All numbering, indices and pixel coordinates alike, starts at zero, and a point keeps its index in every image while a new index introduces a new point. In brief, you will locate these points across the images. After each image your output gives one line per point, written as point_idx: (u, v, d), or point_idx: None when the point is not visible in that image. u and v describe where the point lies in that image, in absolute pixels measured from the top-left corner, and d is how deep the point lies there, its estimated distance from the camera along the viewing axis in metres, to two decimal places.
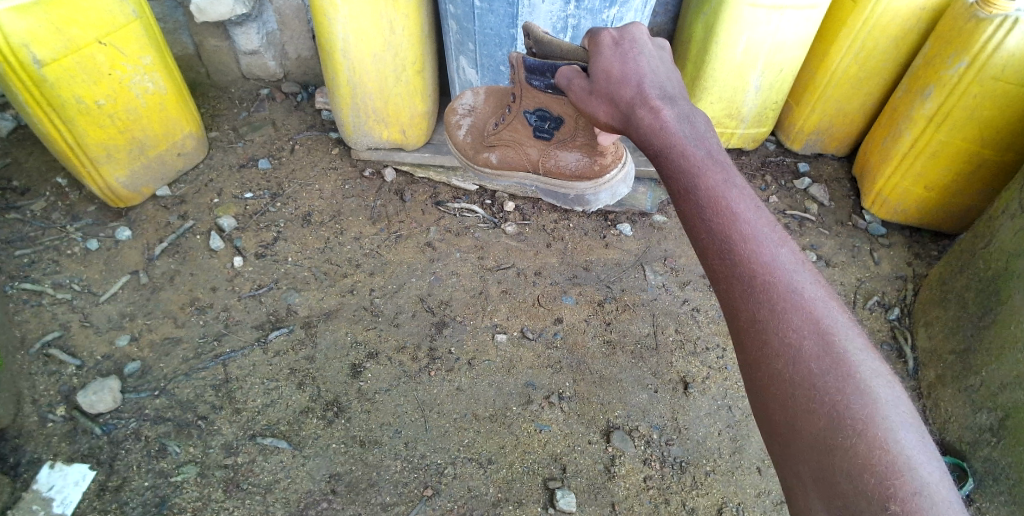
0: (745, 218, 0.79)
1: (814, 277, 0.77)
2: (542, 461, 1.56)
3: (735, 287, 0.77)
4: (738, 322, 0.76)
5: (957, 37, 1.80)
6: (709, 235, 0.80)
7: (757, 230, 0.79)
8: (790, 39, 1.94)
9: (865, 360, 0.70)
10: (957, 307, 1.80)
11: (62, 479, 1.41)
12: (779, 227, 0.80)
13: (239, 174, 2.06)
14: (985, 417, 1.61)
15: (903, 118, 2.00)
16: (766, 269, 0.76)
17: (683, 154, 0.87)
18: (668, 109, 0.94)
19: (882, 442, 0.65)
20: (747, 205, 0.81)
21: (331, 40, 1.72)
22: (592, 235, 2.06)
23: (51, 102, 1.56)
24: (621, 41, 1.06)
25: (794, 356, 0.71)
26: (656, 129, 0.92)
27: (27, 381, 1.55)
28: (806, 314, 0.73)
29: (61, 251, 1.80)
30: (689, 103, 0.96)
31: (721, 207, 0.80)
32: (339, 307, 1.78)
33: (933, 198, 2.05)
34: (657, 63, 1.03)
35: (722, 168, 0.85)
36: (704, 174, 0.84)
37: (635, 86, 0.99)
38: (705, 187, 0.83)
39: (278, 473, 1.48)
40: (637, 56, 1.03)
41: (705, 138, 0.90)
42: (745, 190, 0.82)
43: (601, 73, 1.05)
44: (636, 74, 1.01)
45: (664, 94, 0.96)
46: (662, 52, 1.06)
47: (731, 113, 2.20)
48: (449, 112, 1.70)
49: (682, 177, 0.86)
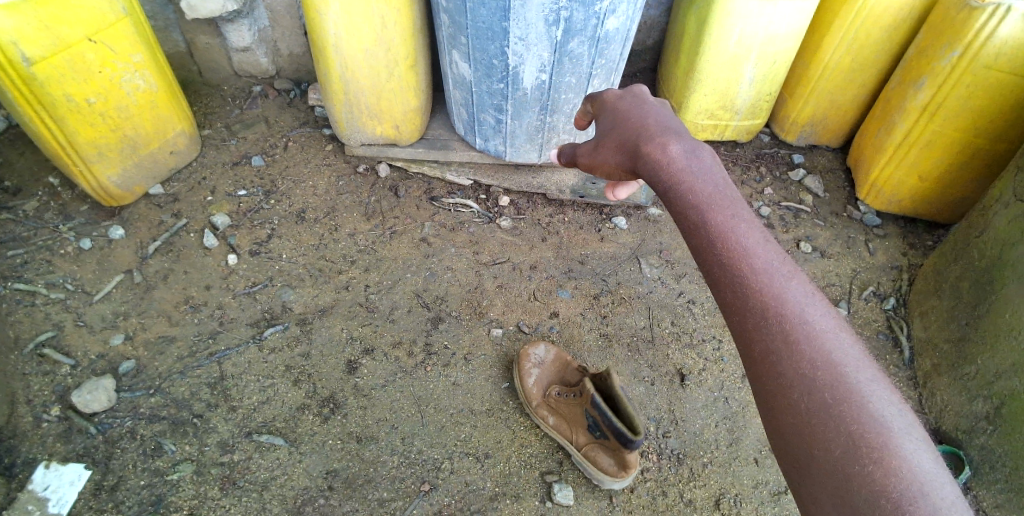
0: (756, 253, 0.83)
1: (826, 308, 0.80)
2: (539, 456, 1.57)
3: (748, 320, 0.80)
4: (753, 354, 0.79)
5: (950, 27, 1.79)
6: (721, 269, 0.83)
7: (767, 265, 0.82)
8: (783, 29, 1.94)
9: (876, 390, 0.73)
10: (952, 296, 1.80)
11: (57, 479, 1.40)
12: (789, 263, 0.84)
13: (232, 172, 2.05)
14: (981, 405, 1.62)
15: (897, 108, 2.00)
16: (777, 302, 0.79)
17: (693, 193, 0.91)
18: (675, 146, 0.97)
19: (896, 467, 0.67)
20: (757, 241, 0.84)
21: (322, 36, 1.71)
22: (587, 229, 2.05)
23: (41, 101, 1.55)
24: (625, 95, 1.12)
25: (807, 386, 0.74)
26: (664, 171, 0.95)
27: (21, 381, 1.54)
28: (818, 345, 0.76)
29: (54, 251, 1.79)
30: (697, 142, 0.99)
31: (732, 244, 0.84)
32: (334, 304, 1.78)
33: (928, 188, 2.05)
34: (665, 111, 1.07)
35: (733, 206, 0.88)
36: (712, 212, 0.87)
37: (640, 130, 1.02)
38: (714, 222, 0.87)
39: (274, 470, 1.47)
40: (644, 105, 1.08)
41: (712, 175, 0.92)
42: (756, 228, 0.86)
43: (609, 124, 1.10)
44: (641, 121, 1.04)
45: (670, 133, 1.00)
46: (664, 104, 1.10)
47: (725, 105, 2.20)
48: (520, 355, 1.66)
49: (694, 215, 0.89)
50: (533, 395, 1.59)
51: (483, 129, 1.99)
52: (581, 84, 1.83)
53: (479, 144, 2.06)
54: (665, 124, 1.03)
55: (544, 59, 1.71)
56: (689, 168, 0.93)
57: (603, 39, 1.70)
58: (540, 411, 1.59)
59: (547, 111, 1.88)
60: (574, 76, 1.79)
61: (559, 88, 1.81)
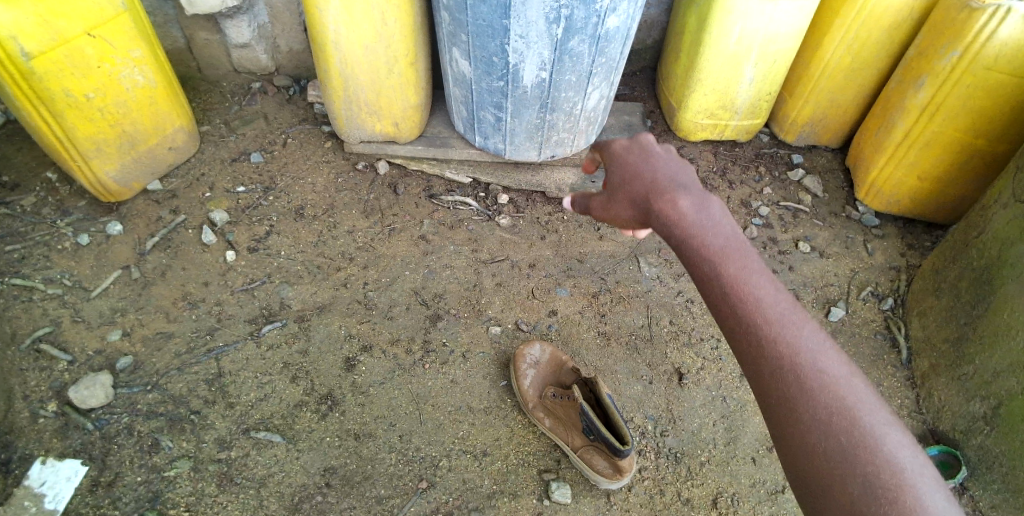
0: (768, 304, 0.84)
1: (836, 352, 0.81)
2: (537, 454, 1.57)
3: (763, 369, 0.81)
4: (769, 400, 0.81)
5: (950, 27, 1.79)
6: (735, 320, 0.84)
7: (779, 313, 0.83)
8: (783, 29, 1.94)
9: (889, 433, 0.74)
10: (950, 297, 1.80)
11: (54, 475, 1.40)
12: (800, 310, 0.85)
13: (231, 168, 2.05)
14: (979, 405, 1.62)
15: (896, 108, 2.00)
16: (790, 350, 0.80)
17: (704, 246, 0.90)
18: (684, 200, 0.96)
19: (913, 510, 0.68)
20: (768, 290, 0.85)
21: (322, 32, 1.71)
22: (586, 227, 2.05)
23: (39, 96, 1.54)
24: (631, 146, 1.11)
25: (822, 430, 0.76)
26: (676, 226, 0.94)
27: (17, 377, 1.53)
28: (831, 391, 0.77)
29: (51, 246, 1.79)
30: (705, 193, 0.99)
31: (745, 297, 0.84)
32: (332, 301, 1.77)
33: (927, 188, 2.05)
34: (673, 161, 1.05)
35: (744, 257, 0.89)
36: (723, 262, 0.88)
37: (651, 183, 1.02)
38: (726, 272, 0.87)
39: (272, 467, 1.47)
40: (652, 156, 1.07)
41: (723, 226, 0.93)
42: (767, 277, 0.87)
43: (617, 178, 1.08)
44: (650, 175, 1.03)
45: (679, 187, 0.99)
46: (671, 153, 1.08)
47: (724, 105, 2.20)
48: (515, 356, 1.66)
49: (706, 269, 0.88)
50: (529, 397, 1.59)
51: (482, 126, 1.99)
52: (581, 83, 1.83)
53: (479, 142, 2.06)
54: (672, 175, 1.02)
55: (544, 57, 1.70)
56: (699, 221, 0.93)
57: (603, 37, 1.70)
58: (536, 413, 1.59)
59: (547, 109, 1.88)
60: (574, 74, 1.78)
61: (559, 86, 1.81)
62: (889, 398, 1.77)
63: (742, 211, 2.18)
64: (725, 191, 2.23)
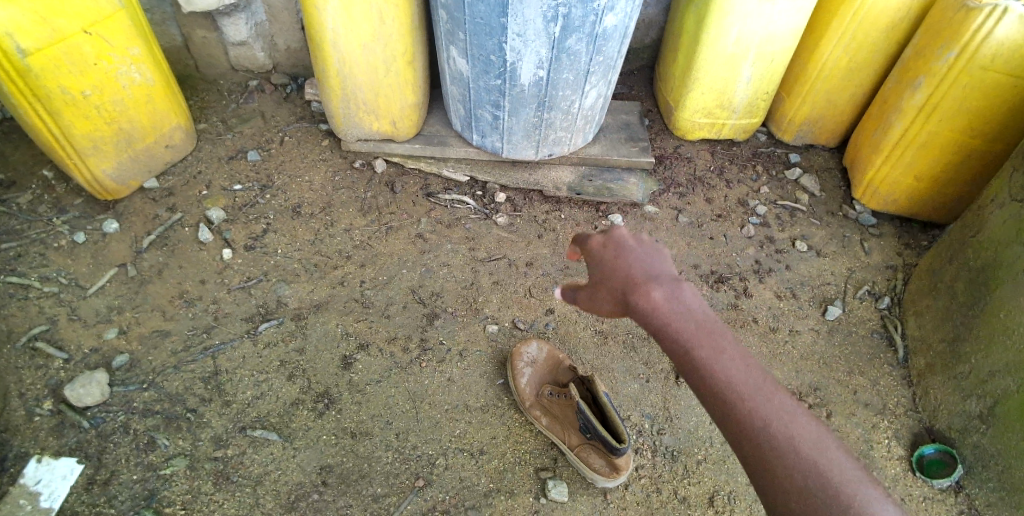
0: (741, 383, 0.88)
1: (805, 415, 0.87)
2: (533, 452, 1.57)
3: (744, 443, 0.86)
4: (751, 467, 0.86)
5: (947, 27, 1.80)
6: (714, 401, 0.89)
7: (752, 389, 0.88)
8: (781, 28, 1.94)
9: (860, 488, 0.80)
10: (947, 296, 1.81)
11: (50, 473, 1.40)
12: (770, 382, 0.89)
13: (228, 167, 2.04)
14: (975, 404, 1.63)
15: (893, 108, 2.00)
16: (764, 422, 0.85)
17: (680, 335, 0.93)
18: (658, 292, 0.97)
19: None
20: (738, 367, 0.90)
21: (320, 30, 1.71)
22: (584, 226, 2.05)
23: (36, 93, 1.54)
24: (602, 241, 1.07)
25: (801, 493, 0.81)
26: (653, 319, 0.95)
27: (14, 375, 1.53)
28: (804, 454, 0.83)
29: (47, 244, 1.79)
30: (676, 280, 0.99)
31: (720, 380, 0.89)
32: (329, 300, 1.77)
33: (923, 188, 2.05)
34: (646, 252, 1.03)
35: (717, 339, 0.92)
36: (697, 349, 0.91)
37: (627, 280, 1.00)
38: (700, 356, 0.91)
39: (268, 465, 1.47)
40: (625, 250, 1.04)
41: (695, 311, 0.95)
42: (739, 355, 0.91)
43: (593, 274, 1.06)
44: (625, 272, 1.01)
45: (652, 278, 0.99)
46: (644, 242, 1.04)
47: (722, 104, 2.20)
48: (512, 354, 1.67)
49: (684, 357, 0.92)
50: (525, 395, 1.60)
51: (480, 125, 1.99)
52: (579, 81, 1.83)
53: (476, 140, 2.06)
54: (643, 263, 1.02)
55: (542, 56, 1.71)
56: (674, 311, 0.94)
57: (601, 36, 1.70)
58: (533, 411, 1.59)
59: (545, 108, 1.88)
60: (571, 73, 1.79)
61: (556, 85, 1.81)
62: (886, 397, 1.78)
63: (739, 210, 2.18)
64: (722, 190, 2.23)
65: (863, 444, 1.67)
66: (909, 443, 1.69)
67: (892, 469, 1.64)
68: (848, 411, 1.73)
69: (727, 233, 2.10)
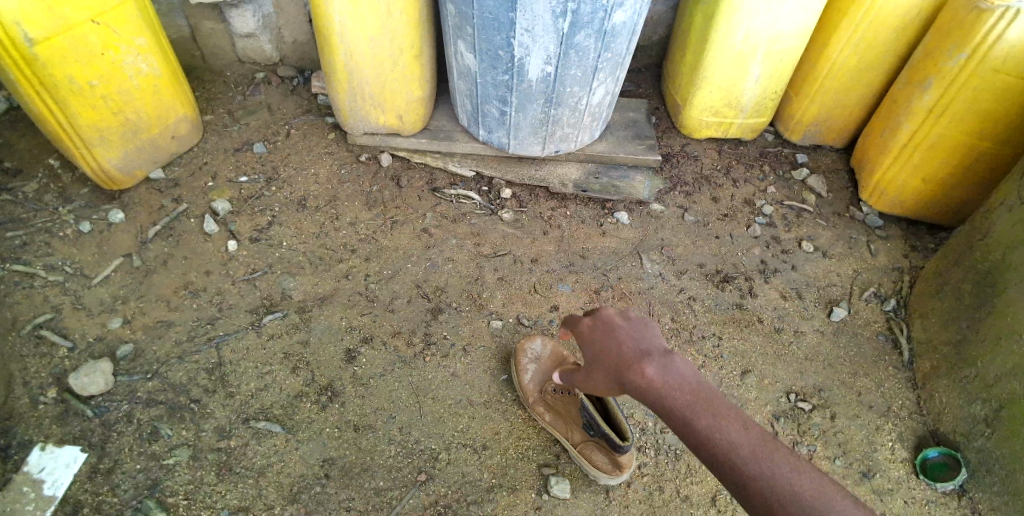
0: (741, 447, 0.89)
1: (809, 470, 0.87)
2: (536, 448, 1.57)
3: (752, 504, 0.86)
4: None
5: (958, 28, 1.79)
6: (717, 467, 0.90)
7: (752, 451, 0.89)
8: (790, 28, 1.93)
9: None
10: (953, 299, 1.80)
11: (53, 462, 1.40)
12: (769, 438, 0.90)
13: (234, 158, 2.04)
14: (980, 408, 1.62)
15: (902, 110, 1.99)
16: (767, 482, 0.86)
17: (677, 407, 0.95)
18: (649, 366, 1.00)
19: None
20: (736, 432, 0.91)
21: (328, 23, 1.70)
22: (589, 223, 2.05)
23: (43, 83, 1.54)
24: (594, 323, 1.14)
25: None
26: (650, 395, 0.98)
27: (18, 363, 1.53)
28: (812, 508, 0.82)
29: (53, 233, 1.79)
30: (666, 352, 1.03)
31: (720, 447, 0.90)
32: (333, 293, 1.77)
33: (931, 190, 2.04)
34: (634, 329, 1.08)
35: (712, 405, 0.95)
36: (693, 419, 0.93)
37: (621, 357, 1.05)
38: (697, 426, 0.93)
39: (271, 457, 1.47)
40: (614, 329, 1.09)
41: (687, 382, 0.98)
42: (735, 418, 0.92)
43: (591, 355, 1.12)
44: (617, 350, 1.06)
45: (643, 353, 1.03)
46: (632, 320, 1.10)
47: (729, 103, 2.19)
48: (516, 349, 1.66)
49: (685, 429, 0.94)
50: (529, 391, 1.59)
51: (486, 120, 1.98)
52: (586, 78, 1.82)
53: (483, 135, 2.06)
54: (633, 340, 1.06)
55: (550, 51, 1.70)
56: (669, 385, 0.97)
57: (609, 33, 1.70)
58: (536, 408, 1.58)
59: (552, 104, 1.88)
60: (580, 69, 1.78)
61: (564, 81, 1.80)
62: (890, 399, 1.77)
63: (745, 210, 2.17)
64: (729, 189, 2.22)
65: (867, 446, 1.67)
66: (913, 445, 1.69)
67: (895, 472, 1.63)
68: (852, 412, 1.73)
69: (733, 233, 2.10)
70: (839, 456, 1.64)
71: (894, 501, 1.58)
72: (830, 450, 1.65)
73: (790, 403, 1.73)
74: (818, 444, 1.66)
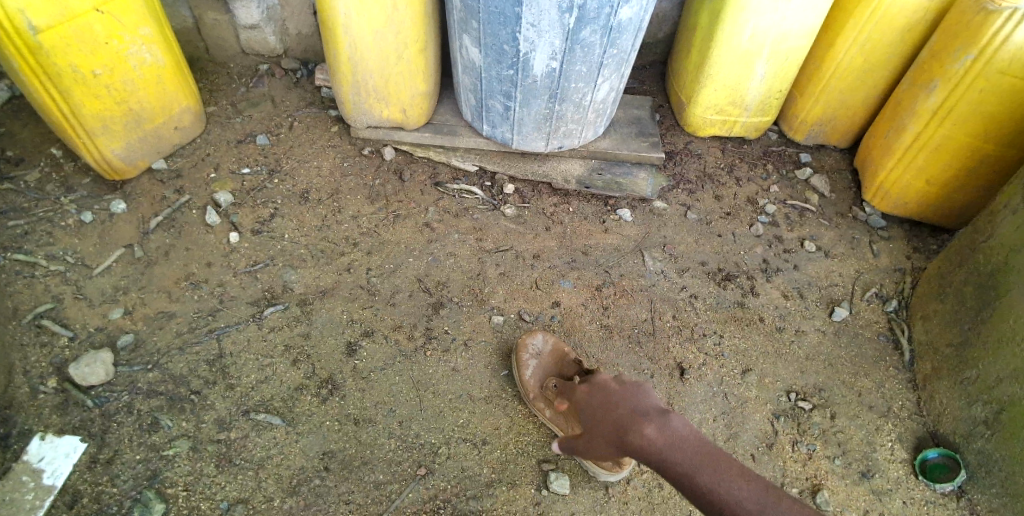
0: (744, 499, 0.90)
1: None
2: (536, 444, 1.57)
3: None
4: None
5: (964, 30, 1.78)
6: None
7: (755, 502, 0.89)
8: (796, 27, 1.92)
9: None
10: (955, 300, 1.80)
11: (53, 451, 1.40)
12: (772, 489, 0.91)
13: (236, 150, 2.04)
14: (981, 409, 1.62)
15: (907, 111, 1.99)
16: None
17: (678, 465, 0.97)
18: (648, 426, 1.03)
19: None
20: (736, 485, 0.92)
21: (333, 16, 1.70)
22: (592, 220, 2.04)
23: (46, 71, 1.53)
24: (594, 391, 1.18)
25: None
26: (651, 455, 1.00)
27: (18, 352, 1.53)
28: None
29: (55, 223, 1.78)
30: (663, 412, 1.06)
31: (725, 501, 0.91)
32: (335, 286, 1.77)
33: (934, 192, 2.04)
34: (633, 392, 1.12)
35: (712, 459, 0.96)
36: (694, 475, 0.95)
37: (621, 421, 1.08)
38: (698, 482, 0.94)
39: (271, 449, 1.47)
40: (614, 395, 1.14)
41: (685, 440, 1.00)
42: (735, 471, 0.94)
43: (594, 423, 1.15)
44: (616, 414, 1.10)
45: (642, 414, 1.06)
46: (631, 385, 1.15)
47: (734, 101, 2.19)
48: (517, 345, 1.66)
49: (689, 487, 0.95)
50: (529, 387, 1.59)
51: (490, 115, 1.98)
52: (591, 74, 1.82)
53: (486, 131, 2.05)
54: (630, 402, 1.11)
55: (556, 47, 1.69)
56: (669, 444, 0.99)
57: (615, 29, 1.69)
58: (537, 403, 1.58)
59: (556, 100, 1.87)
60: (585, 65, 1.77)
61: (569, 77, 1.80)
62: (891, 400, 1.77)
63: (748, 208, 2.17)
64: (732, 188, 2.22)
65: (866, 446, 1.67)
66: (912, 446, 1.69)
67: (894, 472, 1.63)
68: (853, 412, 1.72)
69: (735, 232, 2.09)
70: (838, 455, 1.64)
71: (892, 502, 1.58)
72: (830, 450, 1.65)
73: (790, 402, 1.72)
74: (818, 443, 1.65)
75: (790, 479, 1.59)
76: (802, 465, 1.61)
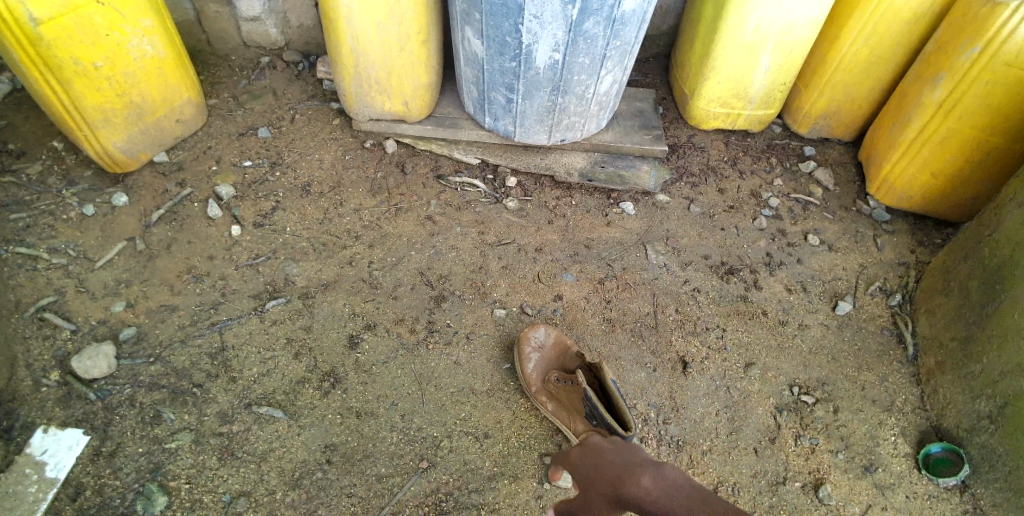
0: None
1: None
2: (538, 438, 1.57)
3: None
4: None
5: (971, 23, 1.76)
6: None
7: None
8: (801, 18, 1.90)
9: None
10: (959, 294, 1.78)
11: (56, 444, 1.40)
12: None
13: (238, 143, 2.03)
14: (984, 404, 1.61)
15: (912, 104, 1.97)
16: None
17: (672, 510, 1.02)
18: (644, 476, 1.09)
19: None
20: None
21: (334, 8, 1.69)
22: (594, 213, 2.03)
23: (48, 63, 1.53)
24: (588, 450, 1.26)
25: None
26: (648, 502, 1.06)
27: (21, 345, 1.53)
28: None
29: (57, 216, 1.78)
30: (656, 463, 1.12)
31: None
32: (337, 279, 1.76)
33: (939, 186, 2.03)
34: (625, 450, 1.20)
35: (705, 502, 1.01)
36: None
37: (614, 474, 1.14)
38: None
39: (273, 442, 1.47)
40: (609, 452, 1.21)
41: (679, 489, 1.05)
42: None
43: (589, 480, 1.21)
44: (612, 468, 1.16)
45: (637, 466, 1.12)
46: (624, 445, 1.22)
47: (738, 94, 2.17)
48: (520, 338, 1.66)
49: None
50: (532, 380, 1.59)
51: (493, 108, 1.97)
52: (595, 66, 1.80)
53: (488, 123, 2.05)
54: (623, 459, 1.17)
55: (558, 38, 1.68)
56: (664, 490, 1.06)
57: (619, 20, 1.68)
58: (539, 397, 1.59)
59: (559, 92, 1.86)
60: (588, 57, 1.76)
61: (572, 68, 1.79)
62: (894, 394, 1.76)
63: (751, 202, 2.15)
64: (735, 181, 2.21)
65: (869, 440, 1.66)
66: (916, 440, 1.68)
67: (897, 466, 1.62)
68: (856, 406, 1.72)
69: (739, 225, 2.08)
70: (841, 450, 1.64)
71: (895, 496, 1.58)
72: (832, 444, 1.64)
73: (794, 396, 1.72)
74: (821, 437, 1.65)
75: (792, 473, 1.58)
76: (805, 459, 1.61)
